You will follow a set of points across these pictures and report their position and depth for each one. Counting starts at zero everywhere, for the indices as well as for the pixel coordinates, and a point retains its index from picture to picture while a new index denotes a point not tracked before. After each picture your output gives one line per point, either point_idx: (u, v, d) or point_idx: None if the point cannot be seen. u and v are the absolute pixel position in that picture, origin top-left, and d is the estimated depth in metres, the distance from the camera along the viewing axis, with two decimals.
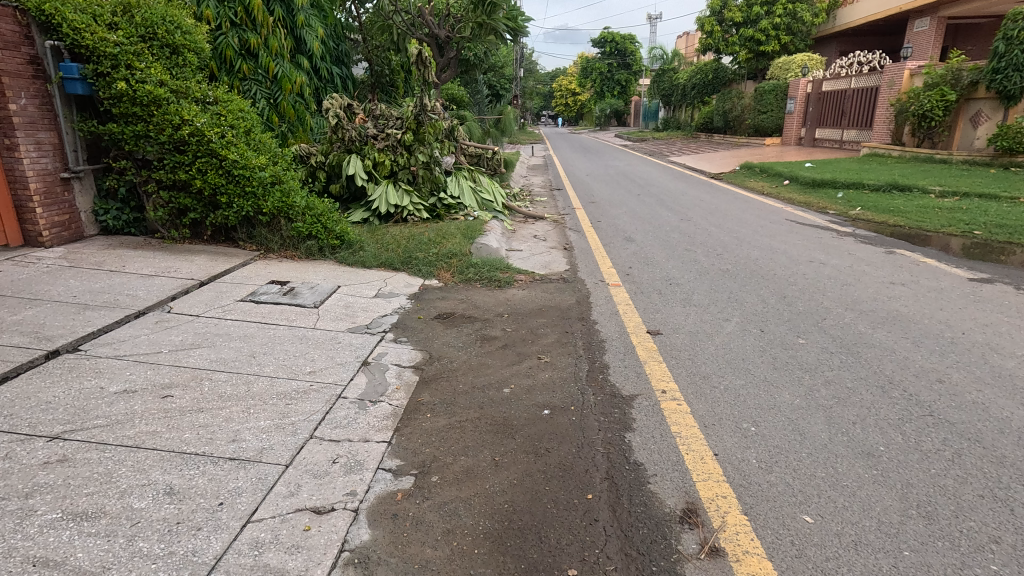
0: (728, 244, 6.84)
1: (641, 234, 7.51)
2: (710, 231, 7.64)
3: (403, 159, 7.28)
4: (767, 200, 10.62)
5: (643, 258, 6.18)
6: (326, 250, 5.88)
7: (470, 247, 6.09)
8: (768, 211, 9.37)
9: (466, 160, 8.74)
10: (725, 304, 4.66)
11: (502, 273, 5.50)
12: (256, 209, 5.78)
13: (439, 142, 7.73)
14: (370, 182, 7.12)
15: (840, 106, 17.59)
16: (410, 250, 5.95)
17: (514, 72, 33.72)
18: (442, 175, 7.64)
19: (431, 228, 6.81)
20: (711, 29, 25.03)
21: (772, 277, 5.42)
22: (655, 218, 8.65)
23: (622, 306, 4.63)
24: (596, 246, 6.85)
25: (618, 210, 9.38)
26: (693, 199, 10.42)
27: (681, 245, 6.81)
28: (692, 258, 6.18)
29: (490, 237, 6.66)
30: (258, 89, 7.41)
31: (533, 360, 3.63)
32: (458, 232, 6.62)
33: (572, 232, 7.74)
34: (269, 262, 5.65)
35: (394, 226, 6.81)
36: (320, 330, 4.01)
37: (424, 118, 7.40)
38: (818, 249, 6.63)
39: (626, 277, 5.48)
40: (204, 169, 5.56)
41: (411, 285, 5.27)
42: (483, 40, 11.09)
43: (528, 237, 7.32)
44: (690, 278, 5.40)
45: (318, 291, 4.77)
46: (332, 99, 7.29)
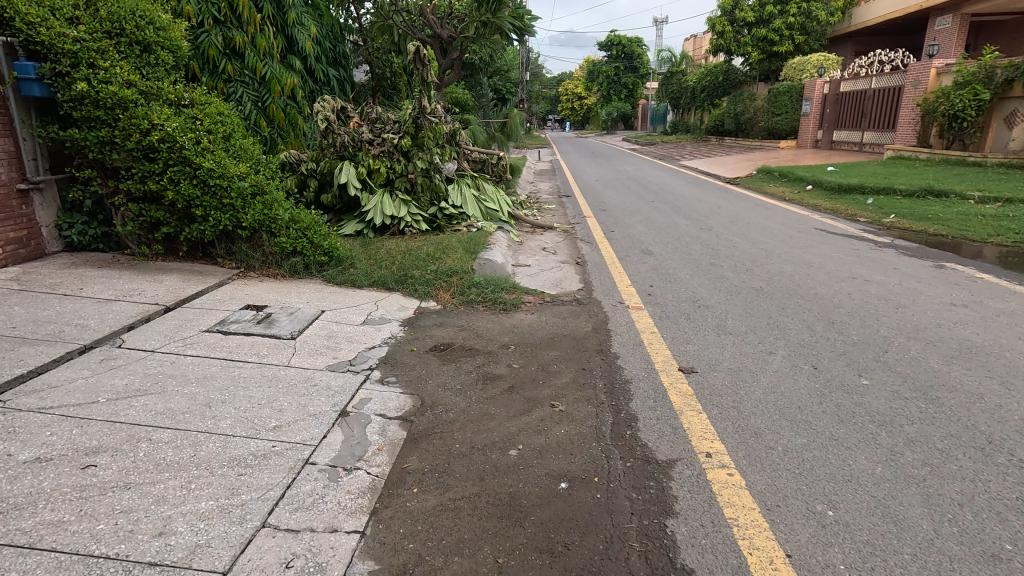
0: (757, 257, 6.21)
1: (659, 246, 6.89)
2: (735, 243, 7.01)
3: (400, 166, 6.69)
4: (791, 206, 9.97)
5: (665, 275, 5.56)
6: (313, 268, 5.30)
7: (472, 263, 5.50)
8: (794, 219, 8.72)
9: (469, 166, 8.16)
10: (766, 332, 4.04)
11: (507, 294, 4.89)
12: (235, 223, 5.22)
13: (441, 147, 7.14)
14: (364, 191, 6.55)
15: (859, 107, 16.90)
16: (406, 267, 5.35)
17: (520, 75, 33.21)
18: (443, 183, 7.05)
19: (431, 242, 6.21)
20: (722, 29, 24.34)
21: (814, 298, 4.79)
22: (673, 227, 8.02)
23: (647, 336, 4.02)
24: (612, 260, 6.24)
25: (632, 219, 8.76)
26: (711, 206, 9.77)
27: (705, 259, 6.18)
28: (719, 275, 5.56)
29: (495, 251, 6.07)
30: (244, 91, 6.88)
31: (546, 409, 3.02)
32: (460, 246, 6.01)
33: (584, 243, 7.13)
34: (248, 281, 5.08)
35: (390, 240, 6.23)
36: (294, 369, 3.41)
37: (423, 122, 6.81)
38: (858, 262, 5.98)
39: (648, 298, 4.86)
40: (177, 179, 5.00)
41: (405, 308, 4.67)
42: (488, 40, 10.54)
43: (537, 250, 6.72)
44: (720, 300, 4.77)
45: (298, 318, 4.17)
46: (323, 101, 6.73)
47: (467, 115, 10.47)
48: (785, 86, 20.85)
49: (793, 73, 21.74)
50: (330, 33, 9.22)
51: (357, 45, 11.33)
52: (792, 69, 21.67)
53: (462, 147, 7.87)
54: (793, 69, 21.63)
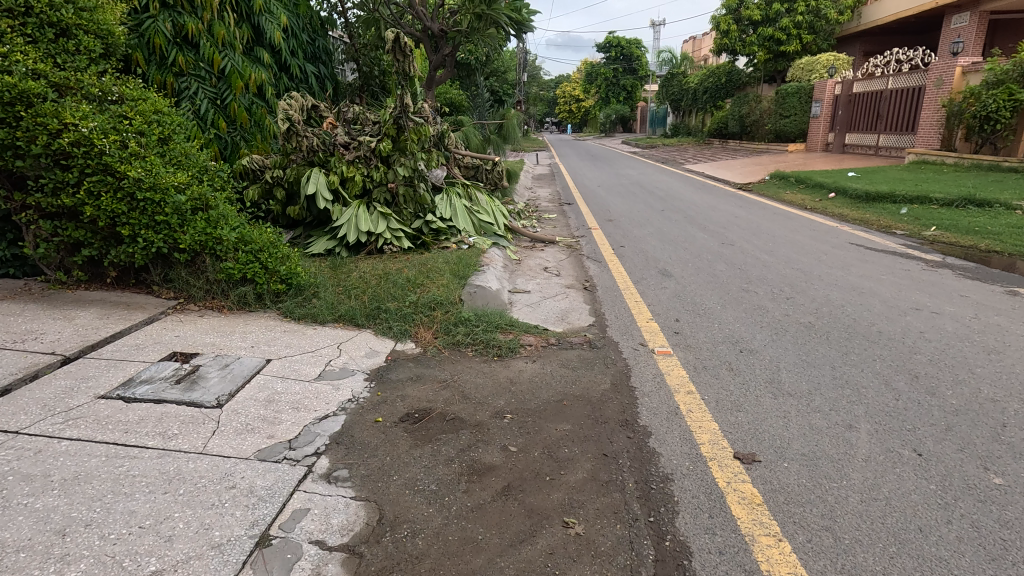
0: (796, 281, 5.31)
1: (678, 264, 5.99)
2: (765, 261, 6.11)
3: (379, 173, 5.76)
4: (815, 216, 9.09)
5: (691, 305, 4.66)
6: (267, 299, 4.37)
7: (460, 290, 4.59)
8: (822, 231, 7.83)
9: (460, 173, 7.25)
10: (834, 391, 3.13)
11: (502, 334, 3.96)
12: (172, 244, 4.28)
13: (427, 151, 6.21)
14: (336, 203, 5.62)
15: (875, 108, 16.08)
16: (380, 298, 4.41)
17: (517, 76, 32.43)
18: (429, 193, 6.12)
19: (413, 263, 5.28)
20: (727, 28, 23.46)
21: (881, 338, 3.89)
22: (691, 242, 7.11)
23: (681, 398, 3.12)
24: (625, 284, 5.32)
25: (641, 231, 7.86)
26: (728, 216, 8.87)
27: (733, 282, 5.29)
28: (757, 305, 4.65)
29: (487, 273, 5.18)
30: (199, 86, 5.96)
31: (557, 532, 2.10)
32: (448, 269, 5.09)
33: (591, 262, 6.22)
34: (185, 316, 4.13)
35: (365, 261, 5.31)
36: (207, 460, 2.47)
37: (406, 122, 5.90)
38: (917, 287, 5.09)
39: (676, 339, 3.95)
40: (97, 192, 4.06)
41: (375, 354, 3.75)
42: (483, 34, 9.61)
43: (537, 271, 5.81)
44: (766, 342, 3.87)
45: (232, 374, 3.23)
46: (290, 99, 5.82)
47: (460, 117, 9.55)
48: (794, 86, 19.99)
49: (801, 73, 20.90)
50: (308, 25, 8.31)
51: (343, 42, 10.43)
52: (800, 69, 20.85)
53: (450, 153, 7.01)
54: (801, 70, 20.80)
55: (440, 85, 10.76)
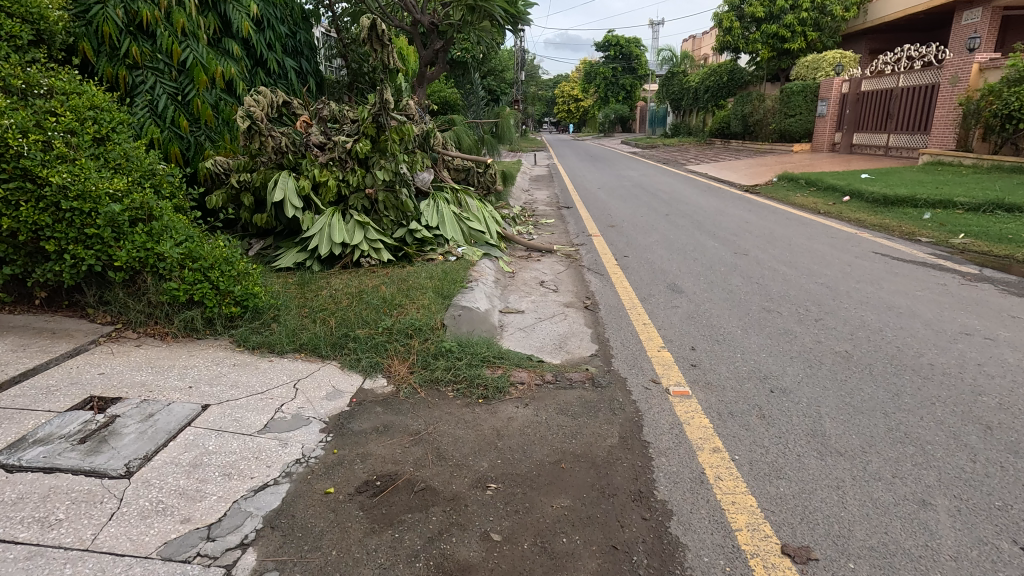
0: (823, 299, 4.73)
1: (688, 278, 5.41)
2: (784, 274, 5.53)
3: (356, 177, 5.15)
4: (831, 222, 8.52)
5: (707, 329, 4.08)
6: (218, 324, 3.76)
7: (443, 312, 4.00)
8: (842, 238, 7.25)
9: (449, 176, 6.65)
10: (894, 449, 2.55)
11: (489, 368, 3.36)
12: (107, 261, 3.67)
13: (411, 153, 5.60)
14: (307, 211, 5.02)
15: (884, 107, 15.52)
16: (350, 324, 3.81)
17: (515, 75, 31.90)
18: (413, 199, 5.51)
19: (393, 280, 4.68)
20: (729, 25, 22.85)
21: (935, 374, 3.31)
22: (700, 251, 6.53)
23: (706, 458, 2.53)
24: (631, 303, 4.72)
25: (645, 239, 7.27)
26: (737, 222, 8.28)
27: (752, 300, 4.71)
28: (783, 329, 4.07)
29: (476, 291, 4.59)
30: (157, 80, 5.36)
31: None
32: (431, 286, 4.49)
33: (592, 274, 5.64)
34: (119, 346, 3.52)
35: (338, 278, 4.71)
36: (90, 563, 1.88)
37: (386, 121, 5.31)
38: (961, 306, 4.51)
39: (694, 374, 3.36)
40: (14, 201, 3.45)
41: (338, 395, 3.15)
42: (476, 28, 9.03)
43: (533, 286, 5.22)
44: (800, 378, 3.29)
45: (154, 428, 2.61)
46: (257, 95, 5.21)
47: (451, 115, 8.95)
48: (799, 84, 19.40)
49: (806, 71, 20.38)
50: (287, 16, 7.71)
51: (330, 37, 9.84)
52: (805, 66, 20.28)
53: (438, 155, 6.41)
54: (806, 67, 20.25)
55: (432, 82, 10.18)
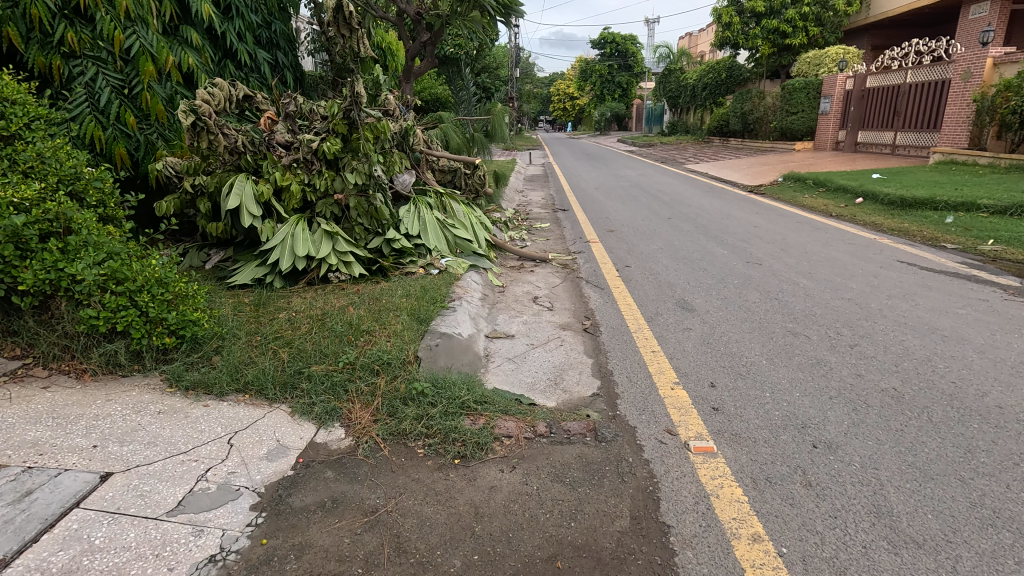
0: (855, 319, 4.17)
1: (699, 293, 4.84)
2: (806, 288, 4.97)
3: (323, 181, 4.52)
4: (845, 226, 7.98)
5: (727, 359, 3.51)
6: (147, 357, 3.15)
7: (418, 341, 3.41)
8: (860, 245, 6.70)
9: (432, 179, 6.05)
10: (985, 537, 1.99)
11: (468, 416, 2.77)
12: (11, 283, 3.04)
13: (387, 153, 4.97)
14: (267, 220, 4.39)
15: (891, 104, 15.02)
16: (306, 358, 3.21)
17: (510, 73, 31.32)
18: (389, 205, 4.89)
19: (362, 301, 4.06)
20: (728, 21, 22.23)
21: (1007, 420, 2.75)
22: (709, 260, 5.96)
23: (746, 554, 1.95)
24: (637, 325, 4.14)
25: (647, 246, 6.70)
26: (745, 227, 7.73)
27: (773, 321, 4.15)
28: (815, 359, 3.50)
29: (460, 310, 4.01)
30: (98, 71, 4.76)
31: None
32: (406, 308, 3.89)
33: (591, 288, 5.07)
34: (22, 389, 2.90)
35: (300, 299, 4.10)
36: None
37: (358, 117, 4.67)
38: (1013, 327, 3.96)
39: (717, 422, 2.79)
40: None
41: (281, 453, 2.56)
42: (466, 19, 8.42)
43: (525, 304, 4.63)
44: (846, 427, 2.71)
45: (24, 516, 2.00)
46: (211, 88, 4.59)
47: (438, 112, 8.34)
48: (801, 81, 18.80)
49: (807, 68, 19.84)
50: (261, 4, 7.09)
51: (311, 29, 9.23)
52: (806, 63, 19.75)
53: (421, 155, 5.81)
54: (806, 63, 19.74)
55: (420, 77, 9.56)
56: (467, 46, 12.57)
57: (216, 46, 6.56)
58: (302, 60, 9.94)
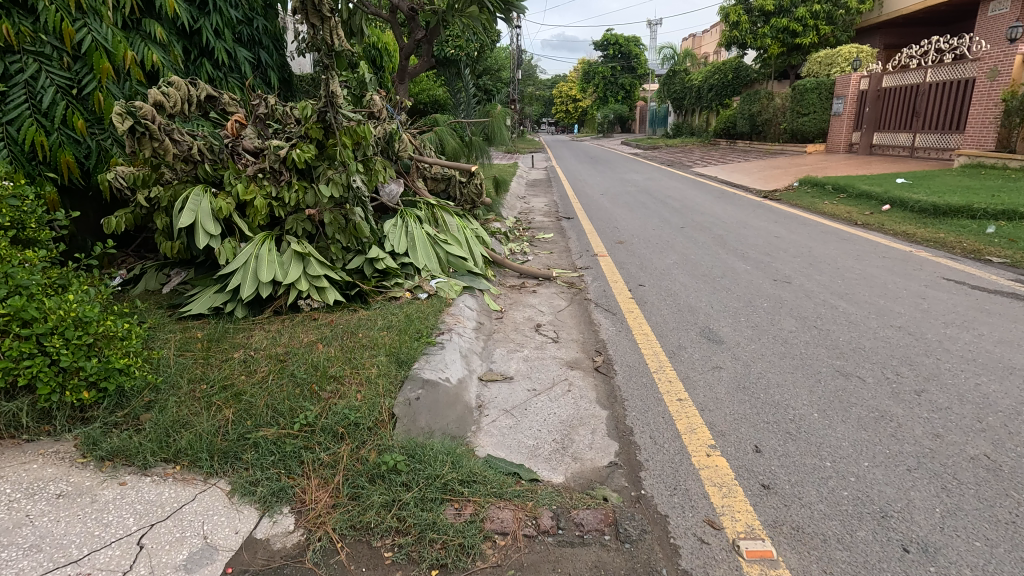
0: (913, 354, 3.55)
1: (725, 319, 4.23)
2: (847, 313, 4.35)
3: (293, 193, 3.92)
4: (874, 236, 7.37)
5: (770, 411, 2.90)
6: (60, 414, 2.56)
7: (395, 392, 2.79)
8: (896, 258, 6.09)
9: (424, 189, 5.47)
10: None
11: (452, 503, 2.16)
12: None
13: (369, 161, 4.37)
14: (228, 239, 3.80)
15: (909, 104, 14.39)
16: (256, 418, 2.58)
17: (510, 75, 30.81)
18: (371, 220, 4.28)
19: (335, 336, 3.45)
20: (736, 20, 21.54)
21: None
22: (731, 277, 5.35)
23: None
24: (657, 362, 3.53)
25: (661, 260, 6.10)
26: (765, 238, 7.12)
27: (818, 357, 3.54)
28: (877, 411, 2.89)
29: (449, 346, 3.40)
30: (42, 68, 4.19)
31: None
32: (385, 346, 3.28)
33: (602, 313, 4.47)
34: None
35: (263, 333, 3.49)
36: None
37: (334, 120, 4.05)
38: None
39: (771, 510, 2.18)
40: None
41: (205, 558, 1.96)
42: (463, 14, 7.79)
43: (526, 334, 4.02)
44: (939, 518, 2.11)
45: None
46: (166, 87, 4.01)
47: (433, 114, 7.77)
48: (812, 82, 18.10)
49: (818, 67, 19.23)
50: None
51: (301, 27, 8.70)
52: (816, 62, 19.13)
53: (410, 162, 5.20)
54: (817, 62, 19.12)
55: (415, 77, 9.03)
56: (469, 46, 11.96)
57: (190, 44, 6.00)
58: (292, 61, 9.41)
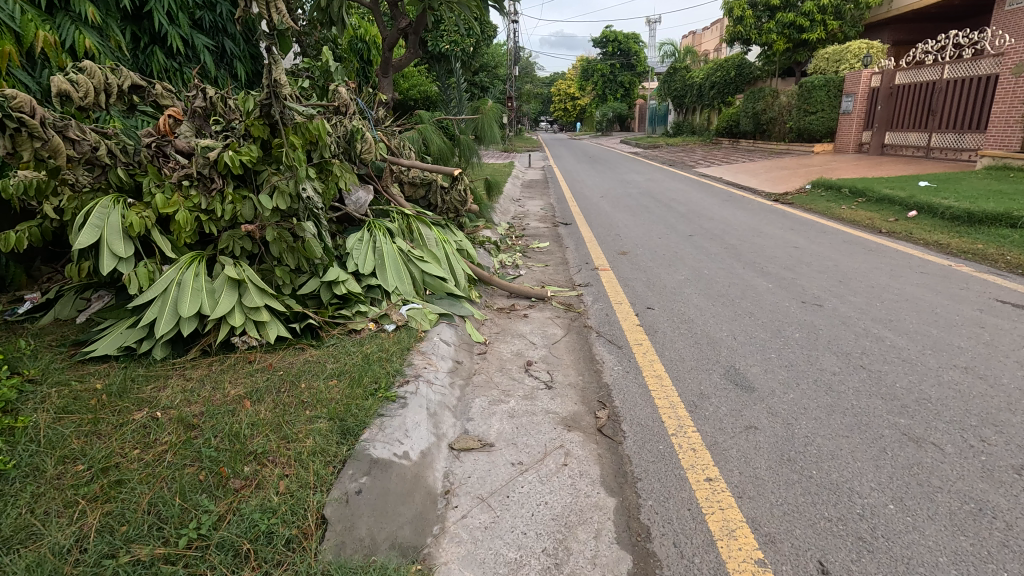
0: (992, 408, 2.86)
1: (753, 358, 3.53)
2: (897, 347, 3.65)
3: (226, 205, 3.20)
4: (904, 246, 6.68)
5: (829, 501, 2.20)
6: None
7: (329, 484, 2.09)
8: (936, 274, 5.39)
9: (400, 195, 4.76)
10: None
11: None
12: None
13: (326, 164, 3.64)
14: (145, 262, 3.06)
15: (924, 102, 13.71)
16: (130, 527, 1.86)
17: (507, 73, 30.17)
18: (327, 237, 3.55)
19: (269, 388, 2.73)
20: (741, 14, 20.79)
21: None
22: (753, 299, 4.65)
23: None
24: (676, 420, 2.83)
25: (670, 276, 5.41)
26: (784, 249, 6.42)
27: (875, 413, 2.84)
28: (970, 499, 2.19)
29: (413, 401, 2.68)
30: None
31: None
32: (329, 406, 2.57)
33: (604, 347, 3.76)
34: None
35: (179, 384, 2.77)
36: None
37: (279, 116, 3.33)
38: None
39: None
40: None
41: None
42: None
43: (513, 377, 3.30)
44: None
45: None
46: (76, 77, 3.30)
47: (417, 111, 7.10)
48: (820, 79, 17.42)
49: (825, 64, 18.62)
50: None
51: None
52: (824, 59, 18.51)
53: (383, 165, 4.55)
54: (825, 59, 18.51)
55: (401, 70, 8.42)
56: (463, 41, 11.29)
57: (139, 29, 5.32)
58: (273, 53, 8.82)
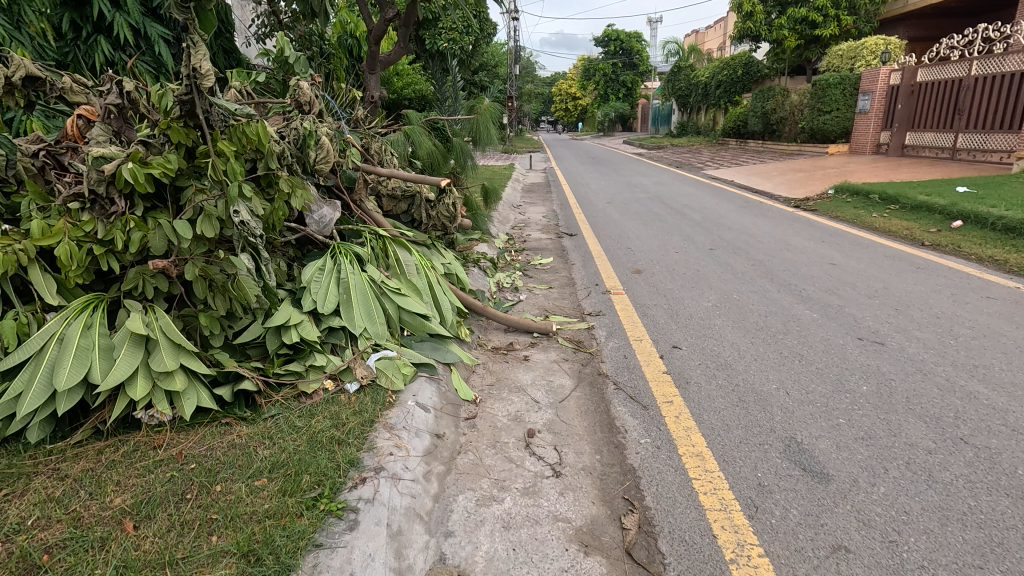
0: None
1: (817, 424, 2.77)
2: (997, 408, 2.88)
3: (131, 232, 2.39)
4: (955, 262, 5.89)
5: None
6: None
7: None
8: (1006, 299, 4.61)
9: (376, 210, 4.01)
10: None
11: None
12: None
13: (273, 178, 2.86)
14: (16, 312, 2.29)
15: (949, 101, 12.94)
16: None
17: (506, 71, 29.42)
18: (272, 272, 2.76)
19: (168, 495, 1.97)
20: (750, 10, 20.02)
21: None
22: (799, 336, 3.87)
23: None
24: (732, 532, 2.07)
25: (694, 302, 4.65)
26: (819, 267, 5.66)
27: (1006, 522, 2.07)
28: None
29: (367, 517, 1.93)
30: None
31: None
32: (245, 532, 1.82)
33: (626, 406, 2.99)
34: None
35: (45, 488, 2.00)
36: None
37: (203, 119, 2.56)
38: None
39: None
40: None
41: None
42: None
43: (511, 456, 2.54)
44: None
45: None
46: None
47: (405, 110, 6.34)
48: (835, 77, 16.62)
49: (839, 61, 17.83)
50: None
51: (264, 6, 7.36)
52: (838, 56, 17.71)
53: (359, 176, 3.81)
54: (838, 56, 17.71)
55: (389, 66, 7.67)
56: (463, 38, 10.54)
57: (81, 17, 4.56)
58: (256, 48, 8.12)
